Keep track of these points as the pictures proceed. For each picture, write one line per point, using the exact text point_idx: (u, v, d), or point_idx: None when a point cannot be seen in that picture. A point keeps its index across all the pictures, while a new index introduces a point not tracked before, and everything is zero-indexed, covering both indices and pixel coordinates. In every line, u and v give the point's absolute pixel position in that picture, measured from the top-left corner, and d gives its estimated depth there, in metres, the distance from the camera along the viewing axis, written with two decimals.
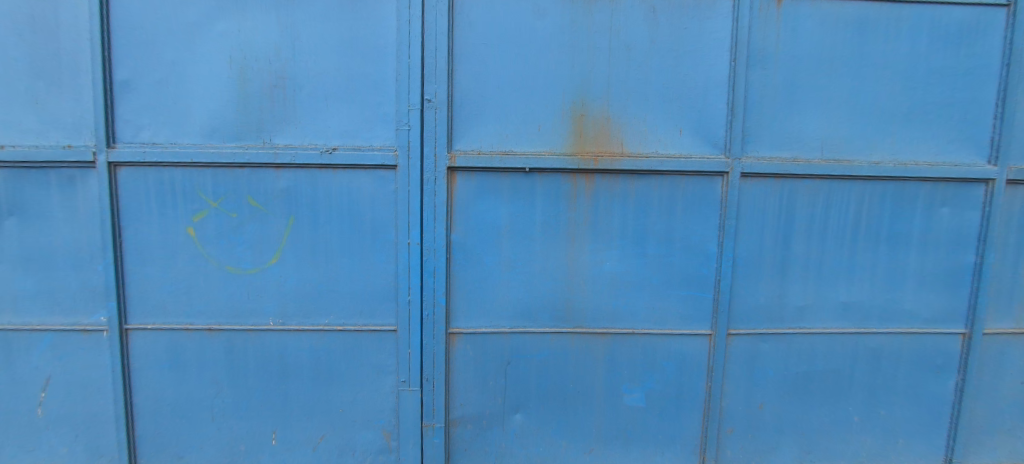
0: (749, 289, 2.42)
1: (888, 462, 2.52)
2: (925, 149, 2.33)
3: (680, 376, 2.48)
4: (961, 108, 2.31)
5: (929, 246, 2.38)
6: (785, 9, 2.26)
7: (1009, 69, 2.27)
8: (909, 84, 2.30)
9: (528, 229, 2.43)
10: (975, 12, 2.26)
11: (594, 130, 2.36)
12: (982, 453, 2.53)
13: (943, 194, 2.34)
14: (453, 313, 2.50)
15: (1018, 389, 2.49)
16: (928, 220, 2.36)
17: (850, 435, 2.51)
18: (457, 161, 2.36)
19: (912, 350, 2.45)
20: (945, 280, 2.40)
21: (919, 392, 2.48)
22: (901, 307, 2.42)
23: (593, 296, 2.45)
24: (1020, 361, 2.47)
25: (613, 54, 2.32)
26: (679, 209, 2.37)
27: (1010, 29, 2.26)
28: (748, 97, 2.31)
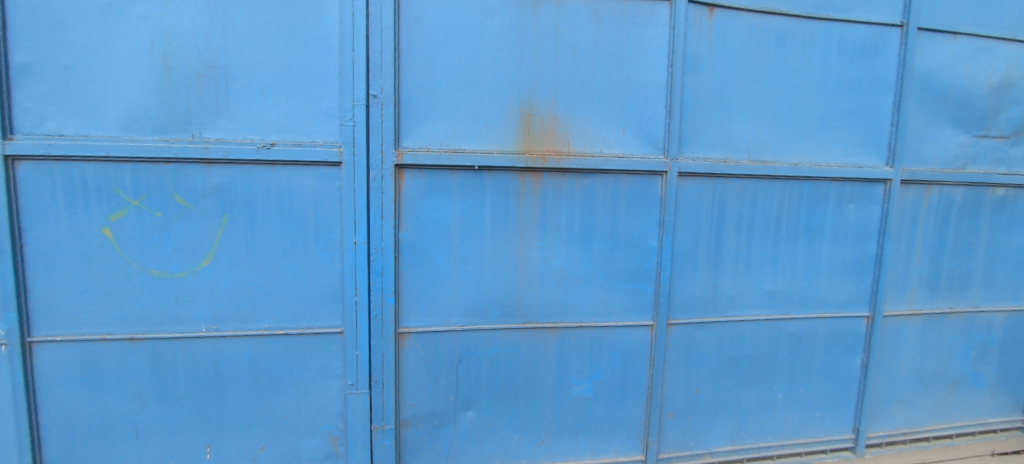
0: (687, 281, 2.57)
1: (807, 435, 2.78)
2: (835, 152, 2.59)
3: (625, 366, 2.60)
4: (865, 115, 2.59)
5: (839, 239, 2.65)
6: (716, 20, 2.42)
7: (903, 82, 2.57)
8: (821, 93, 2.54)
9: (478, 227, 2.44)
10: (876, 30, 2.54)
11: (541, 129, 2.41)
12: (884, 421, 2.85)
13: (850, 192, 2.62)
14: (402, 313, 2.47)
15: (912, 363, 2.83)
16: (839, 215, 2.63)
17: (776, 412, 2.74)
18: (405, 158, 2.33)
19: (826, 333, 2.71)
20: (853, 270, 2.68)
21: (833, 370, 2.75)
22: (816, 294, 2.67)
23: (543, 291, 2.51)
24: (913, 339, 2.80)
25: (559, 55, 2.38)
26: (622, 206, 2.48)
27: (904, 47, 2.56)
28: (684, 100, 2.45)
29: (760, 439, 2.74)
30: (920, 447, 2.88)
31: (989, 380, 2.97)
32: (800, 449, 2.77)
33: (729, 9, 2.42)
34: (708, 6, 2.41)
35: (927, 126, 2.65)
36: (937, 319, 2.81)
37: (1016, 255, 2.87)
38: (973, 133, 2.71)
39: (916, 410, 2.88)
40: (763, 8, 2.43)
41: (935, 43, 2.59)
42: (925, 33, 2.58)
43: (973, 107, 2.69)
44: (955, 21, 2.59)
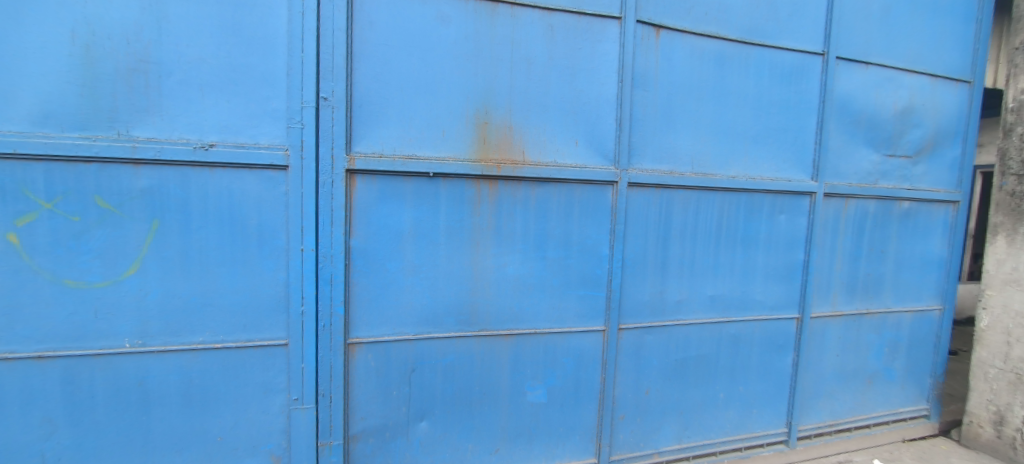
0: (636, 287, 2.68)
1: (746, 431, 2.95)
2: (768, 166, 2.80)
3: (578, 371, 2.65)
4: (793, 134, 2.83)
5: (772, 246, 2.86)
6: (662, 40, 2.57)
7: (824, 105, 2.84)
8: (756, 111, 2.75)
9: (432, 234, 2.42)
10: (802, 57, 2.79)
11: (497, 138, 2.44)
12: (813, 415, 3.08)
13: (781, 204, 2.84)
14: (352, 323, 2.38)
15: (836, 360, 3.09)
16: (771, 225, 2.84)
17: (717, 411, 2.89)
18: (357, 163, 2.28)
19: (761, 334, 2.91)
20: (784, 275, 2.90)
21: (768, 369, 2.95)
22: (753, 297, 2.86)
23: (498, 298, 2.52)
24: (836, 338, 3.07)
25: (515, 66, 2.43)
26: (575, 215, 2.55)
27: (825, 74, 2.83)
28: (633, 114, 2.57)
29: (704, 437, 2.88)
30: (843, 438, 3.14)
31: (899, 373, 3.30)
32: (740, 444, 2.93)
33: (674, 30, 2.57)
34: (655, 26, 2.55)
35: (845, 145, 2.93)
36: (855, 319, 3.10)
37: (919, 262, 3.23)
38: (883, 153, 3.03)
39: (840, 403, 3.14)
40: (704, 32, 2.61)
41: (851, 72, 2.89)
42: (842, 62, 2.87)
43: (882, 129, 3.01)
44: (866, 52, 2.91)
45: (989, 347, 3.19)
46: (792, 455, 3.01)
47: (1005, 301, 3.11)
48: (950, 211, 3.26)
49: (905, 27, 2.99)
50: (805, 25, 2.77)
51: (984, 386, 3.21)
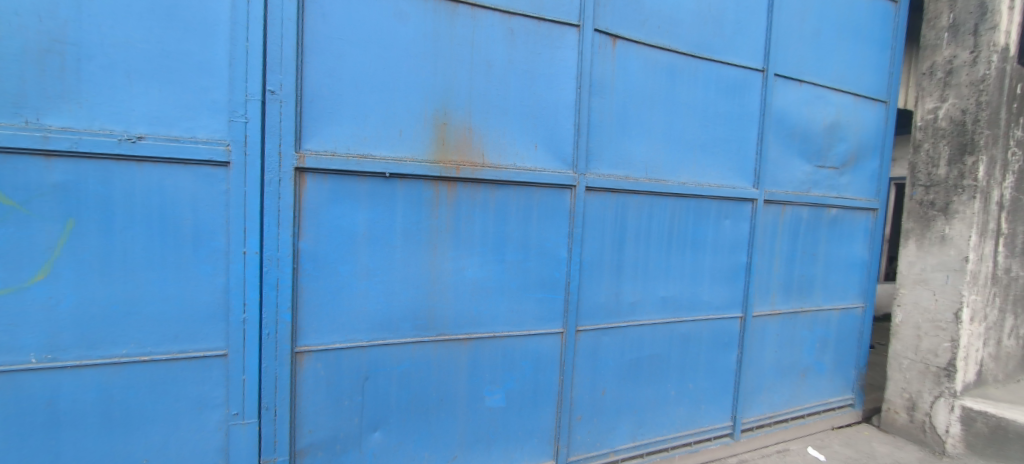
0: (593, 289, 2.74)
1: (694, 426, 3.09)
2: (715, 174, 2.97)
3: (536, 373, 2.66)
4: (736, 144, 3.02)
5: (719, 249, 3.03)
6: (618, 50, 2.66)
7: (764, 118, 3.06)
8: (704, 122, 2.91)
9: (388, 237, 2.35)
10: (744, 73, 2.99)
11: (456, 139, 2.41)
12: (754, 408, 3.28)
13: (726, 209, 3.02)
14: (299, 330, 2.25)
15: (774, 356, 3.32)
16: (718, 229, 3.01)
17: (668, 408, 3.00)
18: (307, 161, 2.16)
19: (708, 333, 3.07)
20: (728, 277, 3.08)
21: (713, 366, 3.11)
22: (700, 298, 3.02)
23: (456, 302, 2.48)
24: (775, 335, 3.30)
25: (474, 68, 2.42)
26: (534, 218, 2.57)
27: (764, 89, 3.05)
28: (591, 120, 2.63)
29: (656, 434, 2.98)
30: (779, 428, 3.37)
31: (828, 366, 3.60)
32: (689, 439, 3.07)
33: (630, 41, 2.67)
34: (611, 36, 2.63)
35: (782, 156, 3.17)
36: (790, 317, 3.35)
37: (843, 264, 3.55)
38: (814, 164, 3.31)
39: (778, 395, 3.37)
40: (657, 44, 2.74)
41: (787, 88, 3.14)
42: (780, 79, 3.11)
43: (812, 142, 3.28)
44: (799, 71, 3.17)
45: (902, 340, 3.57)
46: (735, 447, 3.19)
47: (916, 299, 3.50)
48: (870, 217, 3.61)
49: (831, 50, 3.29)
50: (746, 43, 2.98)
51: (899, 376, 3.57)
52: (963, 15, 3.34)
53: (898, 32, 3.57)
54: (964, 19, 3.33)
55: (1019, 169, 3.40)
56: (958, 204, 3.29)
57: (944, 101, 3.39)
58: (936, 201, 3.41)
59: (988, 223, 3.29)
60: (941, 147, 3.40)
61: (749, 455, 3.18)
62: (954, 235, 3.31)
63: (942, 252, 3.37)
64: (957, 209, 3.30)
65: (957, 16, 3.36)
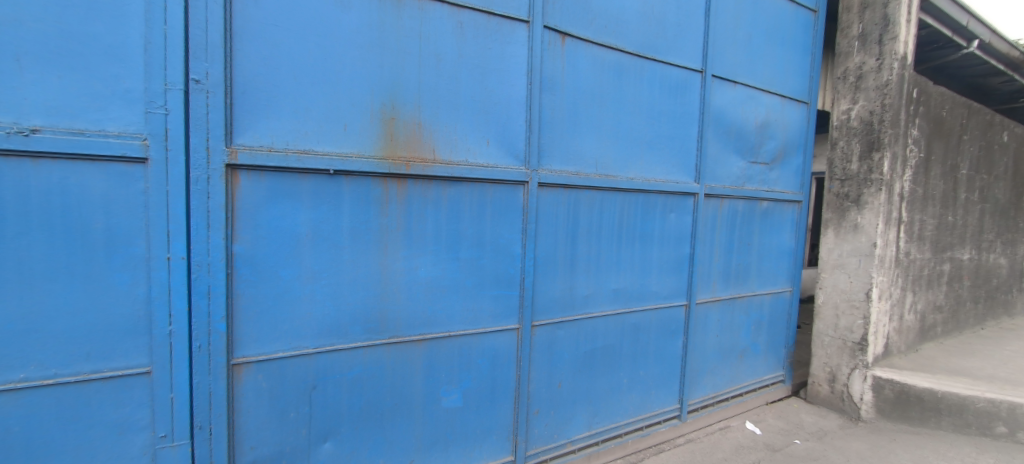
0: (548, 284, 2.77)
1: (646, 411, 3.22)
2: (661, 170, 3.11)
3: (493, 371, 2.65)
4: (679, 141, 3.18)
5: (665, 241, 3.18)
6: (567, 47, 2.69)
7: (703, 117, 3.24)
8: (650, 119, 3.03)
9: (335, 237, 2.23)
10: (685, 73, 3.15)
11: (405, 135, 2.34)
12: (699, 390, 3.49)
13: (671, 203, 3.17)
14: (236, 341, 2.08)
15: (716, 340, 3.55)
16: (664, 223, 3.16)
17: (621, 395, 3.11)
18: (240, 157, 2.00)
19: (658, 321, 3.21)
20: (674, 268, 3.24)
21: (662, 353, 3.27)
22: (649, 288, 3.15)
23: (409, 303, 2.41)
24: (716, 320, 3.53)
25: (423, 61, 2.35)
26: (487, 215, 2.56)
27: (702, 89, 3.23)
28: (542, 117, 2.65)
29: (611, 422, 3.08)
30: (721, 407, 3.61)
31: (763, 347, 3.90)
32: (641, 424, 3.19)
33: (578, 39, 2.72)
34: (561, 33, 2.66)
35: (720, 152, 3.38)
36: (729, 303, 3.59)
37: (774, 252, 3.86)
38: (747, 160, 3.55)
39: (720, 376, 3.61)
40: (605, 43, 2.80)
41: (722, 88, 3.34)
42: (717, 80, 3.31)
43: (745, 140, 3.52)
44: (733, 73, 3.38)
45: (824, 320, 3.95)
46: (683, 427, 3.39)
47: (835, 282, 3.89)
48: (796, 209, 3.95)
49: (759, 54, 3.55)
50: (685, 45, 3.13)
51: (822, 352, 3.94)
52: (871, 26, 3.74)
53: (817, 39, 3.93)
54: (871, 30, 3.72)
55: (915, 164, 3.87)
56: (867, 195, 3.69)
57: (856, 102, 3.77)
58: (850, 193, 3.79)
59: (892, 212, 3.72)
60: (853, 145, 3.77)
61: (695, 434, 3.41)
62: (865, 223, 3.70)
63: (856, 239, 3.75)
64: (867, 200, 3.69)
65: (866, 27, 3.75)
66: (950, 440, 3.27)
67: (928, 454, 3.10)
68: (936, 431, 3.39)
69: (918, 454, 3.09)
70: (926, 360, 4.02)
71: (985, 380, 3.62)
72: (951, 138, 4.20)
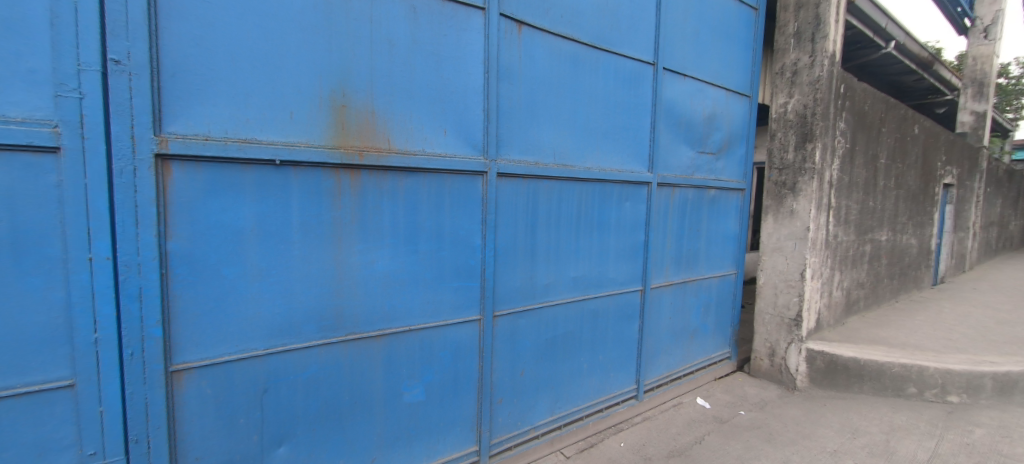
0: (508, 274, 2.78)
1: (605, 393, 3.34)
2: (616, 160, 3.19)
3: (455, 363, 2.64)
4: (633, 132, 3.27)
5: (621, 229, 3.28)
6: (524, 36, 2.68)
7: (655, 108, 3.36)
8: (605, 110, 3.10)
9: (284, 232, 2.10)
10: (638, 65, 3.23)
11: (357, 124, 2.23)
12: (654, 370, 3.65)
13: (626, 192, 3.27)
14: (173, 346, 1.92)
15: (669, 322, 3.73)
16: (620, 211, 3.25)
17: (582, 380, 3.20)
18: (171, 147, 1.82)
19: (616, 306, 3.32)
20: (629, 255, 3.36)
21: (620, 337, 3.38)
22: (607, 275, 3.24)
23: (366, 298, 2.33)
24: (669, 303, 3.70)
25: (375, 47, 2.25)
26: (446, 206, 2.52)
27: (654, 81, 3.33)
28: (499, 106, 2.64)
29: (572, 406, 3.16)
30: (673, 385, 3.80)
31: (711, 326, 4.15)
32: (600, 407, 3.30)
33: (535, 28, 2.71)
34: (517, 21, 2.64)
35: (671, 143, 3.52)
36: (680, 287, 3.78)
37: (720, 237, 4.09)
38: (695, 150, 3.72)
39: (672, 356, 3.80)
40: (561, 33, 2.82)
41: (673, 81, 3.47)
42: (668, 73, 3.43)
43: (693, 131, 3.68)
44: (682, 66, 3.52)
45: (765, 298, 4.25)
46: (639, 406, 3.54)
47: (774, 264, 4.19)
48: (739, 197, 4.20)
49: (706, 49, 3.71)
50: (638, 37, 3.21)
51: (763, 329, 4.25)
52: (804, 25, 4.02)
53: (758, 35, 4.16)
54: (805, 28, 4.00)
55: (841, 154, 4.22)
56: (802, 183, 3.98)
57: (792, 96, 4.04)
58: (787, 181, 4.08)
59: (822, 199, 4.04)
60: (789, 136, 4.06)
61: (651, 412, 3.57)
62: (800, 209, 4.00)
63: (792, 223, 4.05)
64: (801, 187, 3.98)
65: (801, 26, 4.03)
66: (871, 402, 3.65)
67: (853, 415, 3.43)
68: (860, 395, 3.77)
69: (845, 416, 3.41)
70: (849, 332, 4.44)
71: (899, 347, 4.06)
72: (871, 130, 4.62)
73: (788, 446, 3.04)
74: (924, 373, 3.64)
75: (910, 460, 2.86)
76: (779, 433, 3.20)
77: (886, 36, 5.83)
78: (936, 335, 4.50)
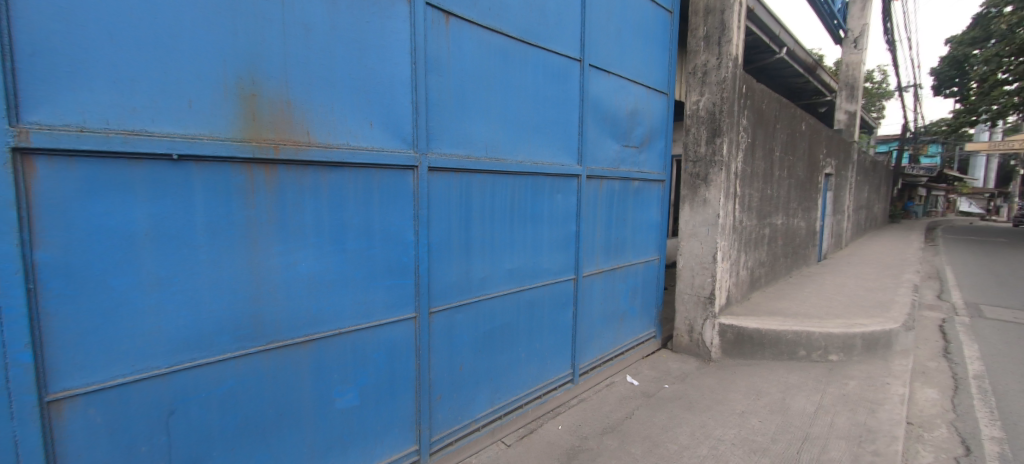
0: (444, 269, 2.74)
1: (542, 379, 3.44)
2: (548, 153, 3.26)
3: (390, 363, 2.55)
4: (563, 126, 3.36)
5: (554, 221, 3.37)
6: (451, 27, 2.63)
7: (582, 103, 3.46)
8: (535, 104, 3.14)
9: (186, 235, 1.87)
10: (566, 61, 3.31)
11: (271, 115, 2.04)
12: (587, 353, 3.83)
13: (557, 185, 3.36)
14: (49, 372, 1.65)
15: (601, 307, 3.92)
16: (552, 203, 3.34)
17: (520, 369, 3.27)
18: (33, 139, 1.55)
19: (551, 296, 3.42)
20: (562, 245, 3.46)
21: (556, 325, 3.50)
22: (542, 266, 3.33)
23: (289, 303, 2.17)
24: (600, 289, 3.89)
25: (288, 31, 2.06)
26: (374, 201, 2.41)
27: (580, 77, 3.44)
28: (428, 98, 2.57)
29: (511, 395, 3.22)
30: (605, 366, 4.02)
31: (638, 309, 4.43)
32: (538, 393, 3.40)
33: (462, 19, 2.67)
34: (444, 12, 2.58)
35: (598, 137, 3.66)
36: (609, 273, 3.98)
37: (644, 225, 4.36)
38: (620, 143, 3.91)
39: (604, 339, 4.01)
40: (489, 25, 2.79)
41: (598, 77, 3.61)
42: (593, 70, 3.55)
43: (618, 125, 3.87)
44: (606, 64, 3.66)
45: (683, 280, 4.62)
46: (575, 389, 3.70)
47: (690, 248, 4.56)
48: (659, 187, 4.49)
49: (628, 47, 3.89)
50: (565, 33, 3.28)
51: (682, 307, 4.61)
52: (711, 29, 4.36)
53: (672, 36, 4.45)
54: (712, 33, 4.34)
55: (744, 147, 4.67)
56: (713, 174, 4.36)
57: (703, 95, 4.38)
58: (700, 173, 4.44)
59: (729, 189, 4.46)
60: (701, 131, 4.41)
61: (586, 393, 3.75)
62: (711, 198, 4.38)
63: (705, 211, 4.44)
64: (712, 178, 4.36)
65: (708, 30, 4.37)
66: (770, 366, 4.16)
67: (757, 379, 3.89)
68: (762, 360, 4.27)
69: (751, 381, 3.85)
70: (753, 306, 5.00)
71: (792, 316, 4.66)
72: (767, 126, 5.16)
73: (705, 412, 3.36)
74: (811, 337, 4.22)
75: (801, 413, 3.31)
76: (697, 401, 3.54)
77: (779, 42, 6.53)
78: (820, 304, 5.21)
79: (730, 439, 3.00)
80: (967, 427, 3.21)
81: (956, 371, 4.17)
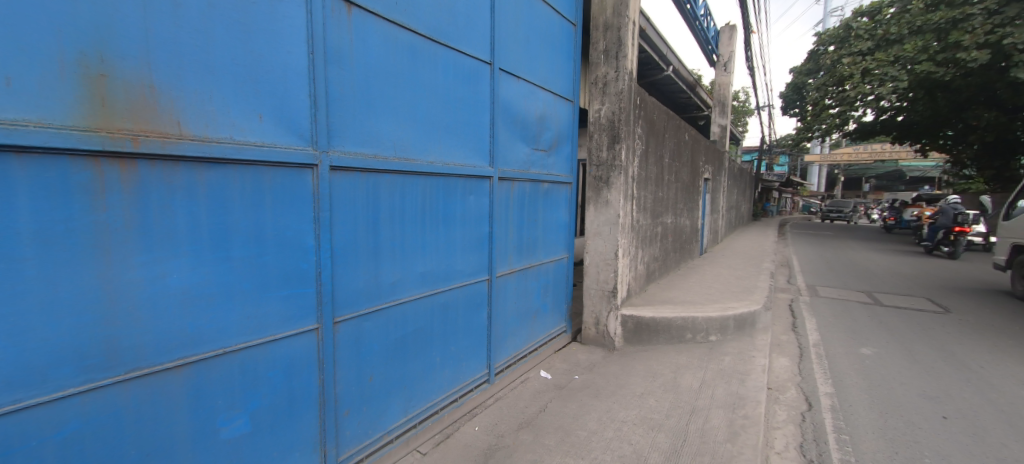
0: (349, 276, 2.56)
1: (458, 382, 3.41)
2: (460, 155, 3.24)
3: (287, 382, 2.30)
4: (474, 127, 3.36)
5: (466, 223, 3.35)
6: (354, 19, 2.47)
7: (491, 106, 3.50)
8: (446, 104, 3.09)
9: (4, 246, 1.50)
10: (476, 64, 3.31)
11: (128, 101, 1.71)
12: (502, 352, 3.88)
13: (470, 186, 3.35)
14: None
15: (515, 305, 4.01)
16: (464, 204, 3.32)
17: (435, 374, 3.20)
18: None
19: (465, 297, 3.40)
20: (475, 246, 3.46)
21: (470, 326, 3.48)
22: (456, 268, 3.29)
23: (157, 323, 1.83)
24: (513, 288, 3.96)
25: (151, 5, 1.75)
26: (266, 203, 2.15)
27: (491, 81, 3.47)
28: (328, 93, 2.39)
29: (425, 401, 3.13)
30: (519, 363, 4.11)
31: (550, 305, 4.61)
32: (453, 397, 3.36)
33: (366, 11, 2.52)
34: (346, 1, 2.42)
35: (509, 140, 3.74)
36: (522, 272, 4.08)
37: (553, 225, 4.54)
38: (530, 147, 4.03)
39: (518, 336, 4.10)
40: (396, 20, 2.68)
41: (509, 82, 3.68)
42: (503, 74, 3.61)
43: (528, 129, 3.99)
44: (515, 69, 3.75)
45: (590, 276, 4.91)
46: (491, 388, 3.72)
47: (595, 246, 4.87)
48: (567, 188, 4.73)
49: (535, 54, 4.03)
50: (474, 36, 3.28)
51: (589, 302, 4.90)
52: (609, 43, 4.69)
53: (575, 47, 4.71)
54: (611, 47, 4.66)
55: (638, 153, 5.13)
56: (613, 177, 4.71)
57: (604, 104, 4.72)
58: (603, 176, 4.77)
59: (627, 191, 4.85)
60: (602, 138, 4.75)
61: (502, 391, 3.79)
62: (613, 199, 4.72)
63: (607, 211, 4.77)
64: (613, 181, 4.71)
65: (607, 44, 4.70)
66: (663, 349, 4.64)
67: (654, 363, 4.30)
68: (656, 345, 4.75)
69: (648, 365, 4.25)
70: (648, 297, 5.53)
71: (680, 304, 5.26)
72: (657, 135, 5.73)
73: (610, 397, 3.62)
74: (695, 321, 4.81)
75: (689, 388, 3.75)
76: (603, 388, 3.79)
77: (665, 60, 7.31)
78: (703, 292, 5.94)
79: (631, 420, 3.27)
80: (809, 387, 3.93)
81: (802, 342, 5.06)
